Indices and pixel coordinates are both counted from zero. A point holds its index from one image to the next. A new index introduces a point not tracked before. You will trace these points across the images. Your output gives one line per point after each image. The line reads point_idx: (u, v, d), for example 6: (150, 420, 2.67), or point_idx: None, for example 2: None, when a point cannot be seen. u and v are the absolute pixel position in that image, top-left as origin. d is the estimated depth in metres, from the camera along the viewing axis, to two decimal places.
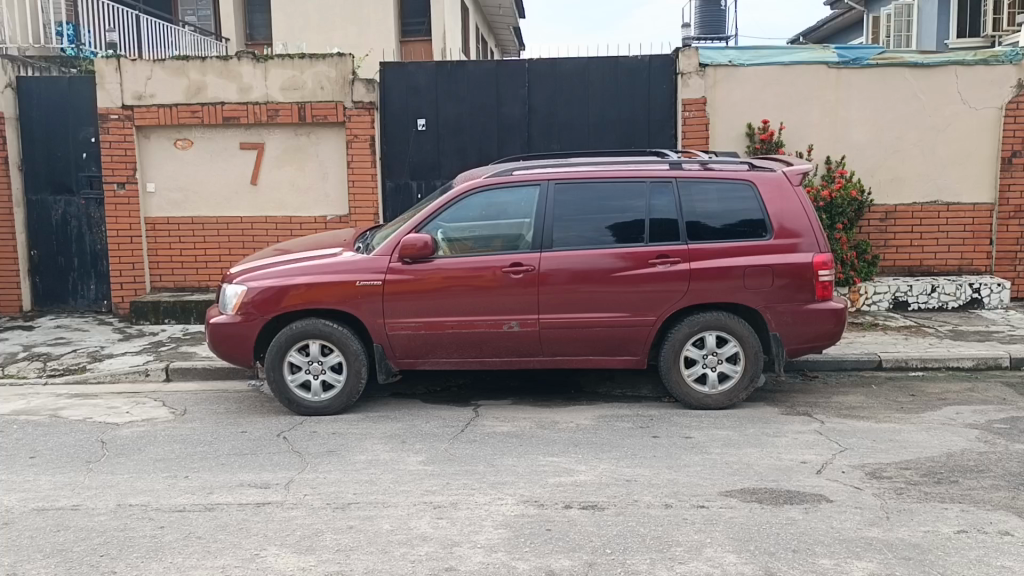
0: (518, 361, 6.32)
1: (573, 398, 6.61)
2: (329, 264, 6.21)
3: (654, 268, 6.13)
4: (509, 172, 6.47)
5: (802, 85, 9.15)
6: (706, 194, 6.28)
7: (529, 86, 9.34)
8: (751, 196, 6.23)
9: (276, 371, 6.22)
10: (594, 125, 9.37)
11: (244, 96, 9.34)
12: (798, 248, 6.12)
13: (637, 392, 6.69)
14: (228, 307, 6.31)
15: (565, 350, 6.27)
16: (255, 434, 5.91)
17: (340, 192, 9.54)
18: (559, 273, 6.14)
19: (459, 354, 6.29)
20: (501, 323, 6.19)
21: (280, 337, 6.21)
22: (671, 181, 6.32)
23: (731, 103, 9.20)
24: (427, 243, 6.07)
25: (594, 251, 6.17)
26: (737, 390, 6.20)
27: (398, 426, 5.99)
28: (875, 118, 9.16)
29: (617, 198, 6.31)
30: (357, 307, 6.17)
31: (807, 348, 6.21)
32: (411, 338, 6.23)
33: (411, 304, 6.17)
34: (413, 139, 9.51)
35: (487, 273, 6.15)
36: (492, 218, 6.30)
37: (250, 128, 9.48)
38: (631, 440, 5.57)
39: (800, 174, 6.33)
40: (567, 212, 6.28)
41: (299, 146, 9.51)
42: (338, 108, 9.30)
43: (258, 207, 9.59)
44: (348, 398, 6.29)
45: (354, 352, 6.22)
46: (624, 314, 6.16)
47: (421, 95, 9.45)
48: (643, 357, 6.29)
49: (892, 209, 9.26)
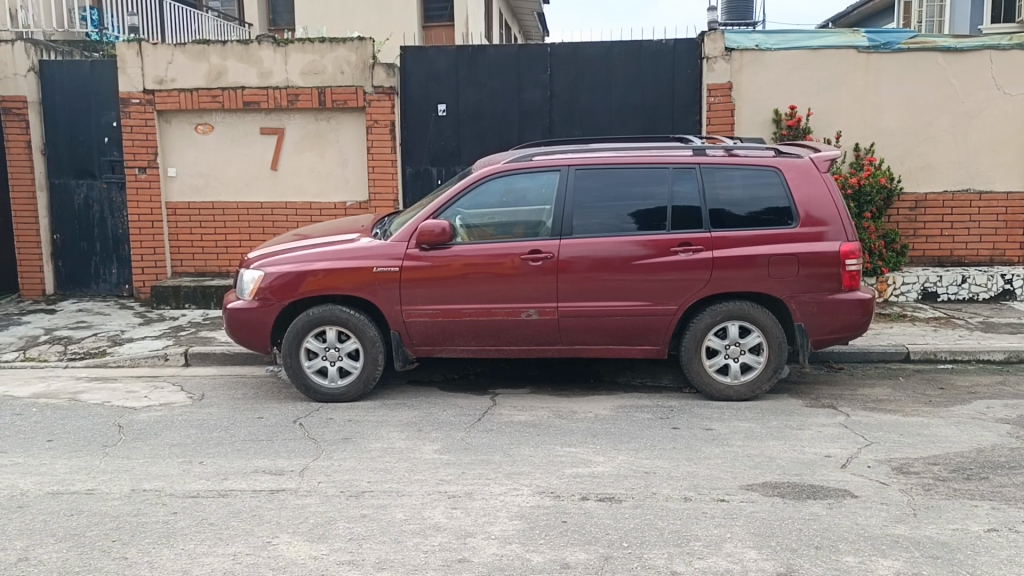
0: (537, 350, 6.23)
1: (592, 387, 6.52)
2: (346, 250, 6.16)
3: (675, 256, 6.01)
4: (529, 158, 6.37)
5: (831, 70, 8.94)
6: (730, 181, 6.14)
7: (551, 71, 9.21)
8: (776, 183, 6.08)
9: (293, 357, 6.19)
10: (617, 111, 9.23)
11: (265, 80, 9.29)
12: (824, 237, 5.97)
13: (658, 382, 6.58)
14: (245, 293, 6.27)
15: (584, 339, 6.17)
16: (271, 420, 5.88)
17: (360, 178, 9.49)
18: (579, 260, 6.04)
19: (476, 343, 6.22)
20: (520, 311, 6.11)
21: (297, 322, 6.17)
22: (694, 168, 6.18)
23: (758, 89, 9.02)
24: (444, 229, 5.99)
25: (614, 238, 6.06)
26: (760, 381, 6.07)
27: (415, 414, 5.93)
28: (906, 104, 8.93)
29: (639, 184, 6.18)
30: (374, 294, 6.11)
31: (833, 339, 6.07)
32: (428, 326, 6.16)
33: (428, 291, 6.10)
34: (434, 125, 9.42)
35: (506, 261, 6.06)
36: (511, 204, 6.21)
37: (270, 113, 9.43)
38: (650, 431, 5.47)
39: (827, 160, 6.16)
40: (588, 198, 6.17)
41: (319, 131, 9.45)
42: (359, 93, 9.23)
43: (278, 193, 9.56)
44: (365, 385, 6.24)
45: (371, 339, 6.17)
46: (645, 304, 6.05)
47: (442, 80, 9.35)
48: (663, 347, 6.17)
49: (922, 198, 9.04)
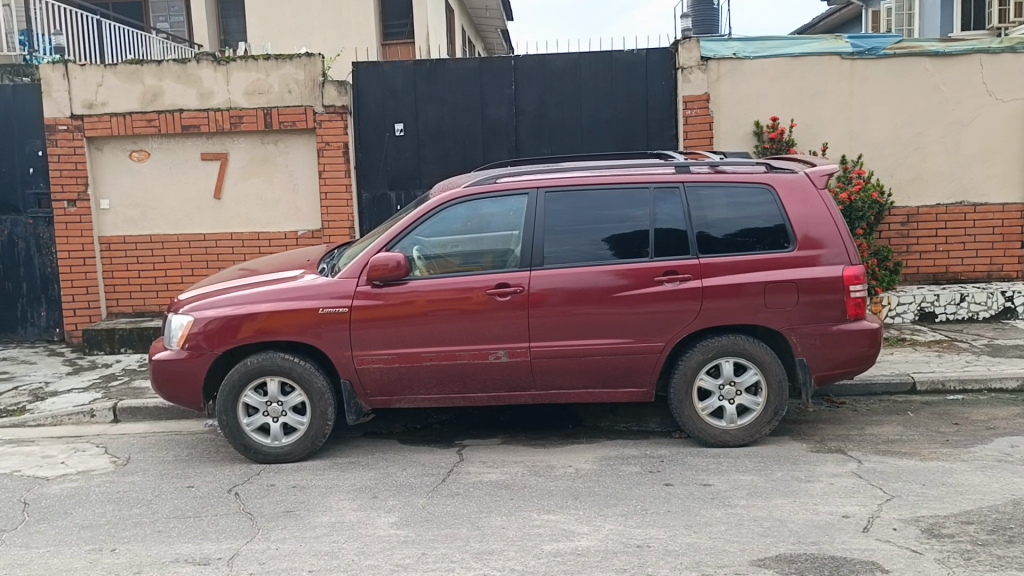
0: (508, 396, 5.51)
1: (571, 435, 5.81)
2: (288, 289, 5.41)
3: (660, 286, 5.33)
4: (493, 180, 5.68)
5: (813, 78, 8.38)
6: (718, 200, 5.49)
7: (516, 85, 8.57)
8: (769, 201, 5.44)
9: (230, 414, 5.41)
10: (587, 127, 8.60)
11: (205, 102, 8.54)
12: (825, 259, 5.34)
13: (644, 427, 5.89)
14: (173, 342, 5.49)
15: (561, 383, 5.47)
16: (202, 490, 5.09)
17: (312, 205, 8.74)
18: (552, 293, 5.34)
19: (439, 390, 5.49)
20: (487, 354, 5.39)
21: (233, 373, 5.40)
22: (677, 187, 5.52)
23: (738, 100, 8.43)
24: (399, 262, 5.28)
25: (589, 268, 5.38)
26: (759, 425, 5.40)
27: (370, 476, 5.17)
28: (893, 112, 8.40)
29: (616, 206, 5.52)
30: (321, 339, 5.36)
31: (838, 375, 5.42)
32: (384, 373, 5.42)
33: (383, 333, 5.37)
34: (391, 146, 8.72)
35: (471, 296, 5.35)
36: (475, 231, 5.51)
37: (211, 137, 8.67)
38: (639, 490, 4.76)
39: (825, 175, 5.53)
40: (560, 224, 5.49)
41: (267, 156, 8.70)
42: (308, 113, 8.51)
43: (223, 223, 8.78)
44: (313, 444, 5.48)
45: (319, 390, 5.41)
46: (627, 340, 5.37)
47: (399, 98, 8.67)
48: (650, 389, 5.49)
49: (914, 211, 8.49)
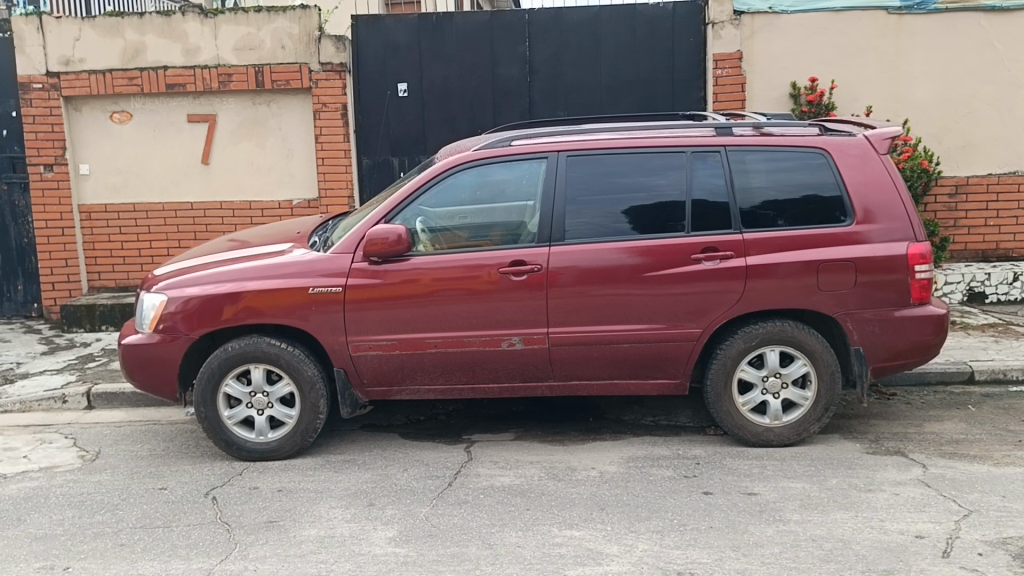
0: (522, 388, 4.89)
1: (592, 430, 5.20)
2: (273, 266, 4.77)
3: (697, 265, 4.67)
4: (507, 142, 5.00)
5: (856, 36, 7.64)
6: (765, 166, 4.80)
7: (530, 42, 7.85)
8: (823, 167, 4.76)
9: (209, 406, 4.81)
10: (607, 88, 7.90)
11: (191, 58, 7.85)
12: (886, 235, 4.66)
13: (674, 421, 5.27)
14: (145, 324, 4.87)
15: (582, 373, 4.84)
16: (175, 493, 4.48)
17: (309, 172, 8.08)
18: (573, 273, 4.69)
19: (445, 381, 4.87)
20: (499, 340, 4.75)
21: (213, 360, 4.78)
22: (718, 150, 4.81)
23: (772, 58, 7.71)
24: (400, 236, 4.63)
25: (615, 244, 4.71)
26: (807, 422, 4.76)
27: (366, 479, 4.56)
28: (943, 73, 7.66)
29: (648, 172, 4.82)
30: (311, 322, 4.73)
31: (897, 366, 4.77)
32: (382, 361, 4.79)
33: (381, 317, 4.73)
34: (393, 108, 8.02)
35: (482, 275, 4.70)
36: (486, 201, 4.84)
37: (198, 97, 7.98)
38: (675, 500, 4.13)
39: (888, 138, 4.82)
40: (583, 193, 4.81)
41: (258, 118, 8.03)
42: (303, 71, 7.82)
43: (211, 191, 8.13)
44: (303, 440, 4.86)
45: (310, 380, 4.79)
46: (658, 326, 4.72)
47: (402, 55, 7.95)
48: (684, 381, 4.86)
49: (963, 182, 7.78)
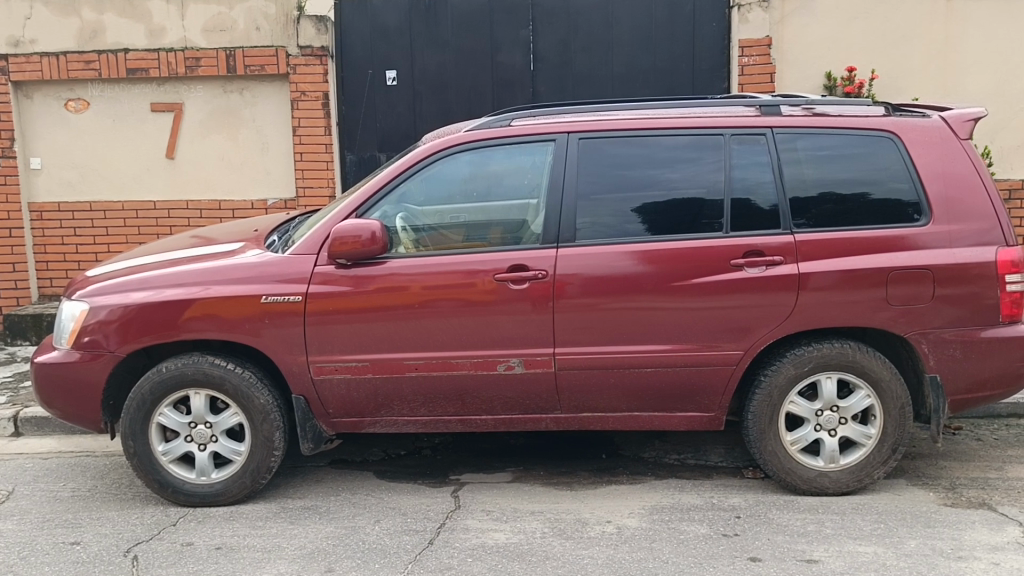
0: (522, 421, 4.02)
1: (606, 470, 4.33)
2: (220, 269, 3.91)
3: (738, 273, 3.81)
4: (508, 121, 4.15)
5: (900, 21, 6.82)
6: (822, 151, 3.93)
7: (533, 26, 7.03)
8: (891, 155, 3.90)
9: (139, 440, 3.95)
10: (620, 77, 7.07)
11: (155, 41, 7.03)
12: (971, 238, 3.80)
13: (704, 460, 4.40)
14: (63, 337, 4.00)
15: (596, 404, 3.98)
16: (89, 550, 3.60)
17: (286, 169, 7.24)
18: (585, 281, 3.82)
19: (428, 411, 4.00)
20: (494, 363, 3.89)
21: (143, 384, 3.91)
22: (763, 133, 3.96)
23: (805, 44, 6.90)
24: (375, 234, 3.77)
25: (637, 247, 3.85)
26: (869, 467, 3.89)
27: (327, 534, 3.67)
28: (997, 63, 6.82)
29: (678, 158, 3.96)
30: (264, 338, 3.87)
31: (980, 399, 3.91)
32: (351, 387, 3.93)
33: (349, 333, 3.87)
34: (381, 98, 7.19)
35: (474, 283, 3.84)
36: (480, 194, 3.99)
37: (163, 84, 7.15)
38: (714, 570, 3.24)
39: (970, 120, 3.96)
40: (599, 183, 3.96)
41: (230, 107, 7.18)
42: (279, 55, 6.98)
43: (177, 189, 7.28)
44: (253, 482, 3.99)
45: (262, 409, 3.91)
46: (688, 348, 3.86)
47: (390, 39, 7.10)
48: (719, 414, 3.98)
49: (1018, 185, 6.92)
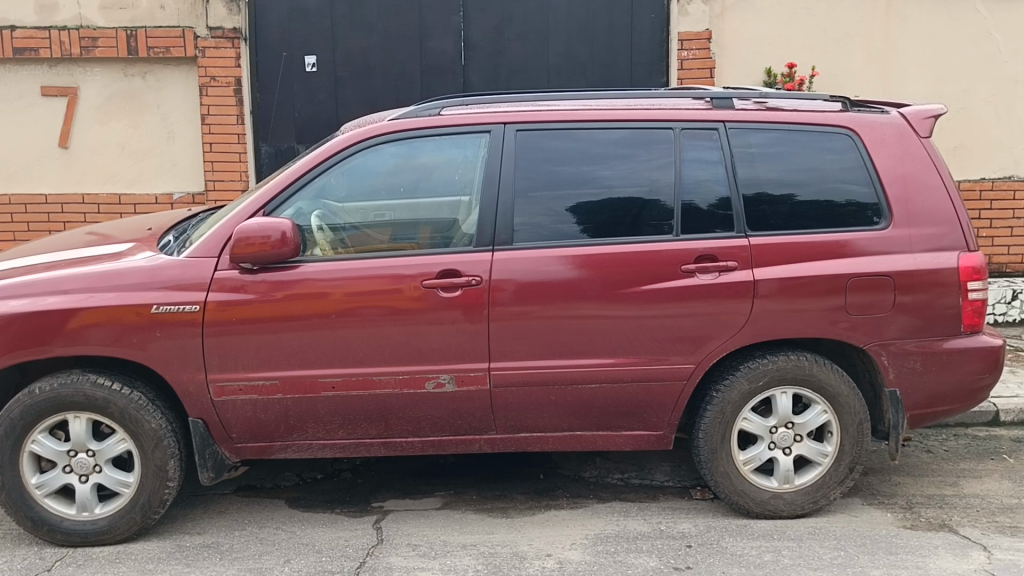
0: (454, 443, 3.62)
1: (545, 493, 3.97)
2: (104, 274, 3.39)
3: (688, 279, 3.49)
4: (437, 109, 3.73)
5: (840, 17, 6.66)
6: (778, 148, 3.64)
7: (464, 12, 6.62)
8: (849, 152, 3.64)
9: (8, 472, 3.41)
10: (555, 68, 6.74)
11: (46, 17, 6.36)
12: (932, 242, 3.57)
13: (649, 480, 4.09)
14: None
15: (534, 423, 3.61)
16: None
17: (195, 161, 6.66)
18: (523, 288, 3.45)
19: (347, 434, 3.57)
20: (421, 380, 3.48)
21: (12, 407, 3.38)
22: (716, 127, 3.64)
23: (744, 39, 6.68)
24: (286, 235, 3.32)
25: (580, 251, 3.50)
26: (826, 487, 3.63)
27: None
28: (935, 63, 6.72)
29: (625, 153, 3.62)
30: (156, 353, 3.38)
31: (939, 413, 3.68)
32: (258, 408, 3.46)
33: (256, 347, 3.41)
34: (301, 86, 6.68)
35: (398, 289, 3.42)
36: (406, 190, 3.58)
37: (55, 65, 6.48)
38: None
39: (930, 117, 3.72)
40: (538, 180, 3.58)
41: (131, 93, 6.55)
42: (186, 37, 6.42)
43: (72, 181, 6.62)
44: (144, 518, 3.50)
45: (153, 434, 3.42)
46: (634, 361, 3.53)
47: (309, 22, 6.59)
48: (667, 432, 3.66)
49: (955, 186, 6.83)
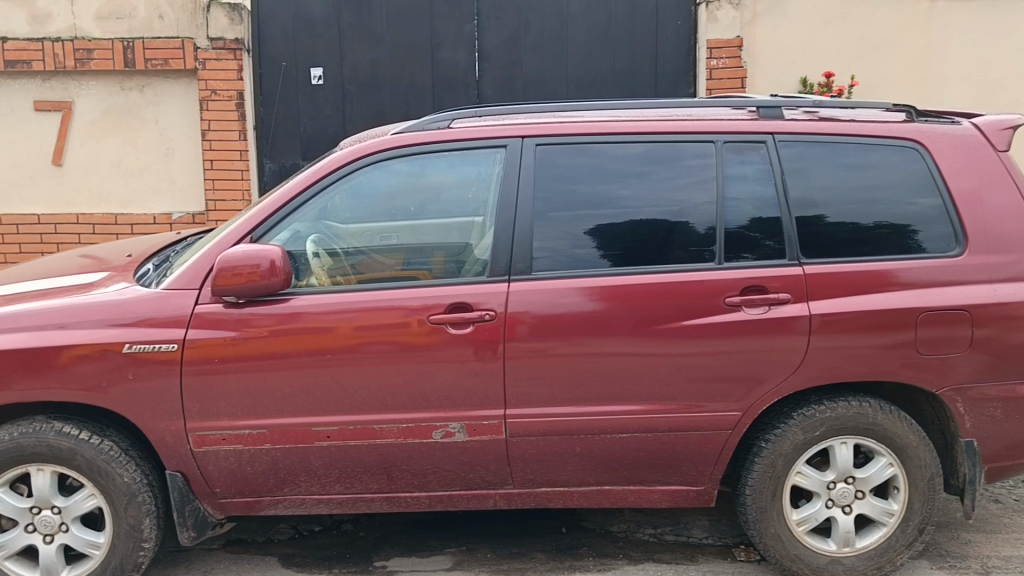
0: (465, 498, 3.20)
1: (568, 551, 3.53)
2: (71, 309, 3.00)
3: (734, 313, 3.06)
4: (446, 122, 3.33)
5: (882, 22, 6.22)
6: (833, 163, 3.21)
7: (479, 20, 6.25)
8: (915, 168, 3.21)
9: None
10: (574, 80, 6.35)
11: (38, 29, 6.03)
12: (1013, 271, 3.11)
13: (684, 536, 3.65)
14: None
15: (556, 477, 3.18)
16: None
17: (194, 179, 6.32)
18: (543, 324, 3.02)
19: (344, 488, 3.16)
20: (427, 429, 3.07)
21: None
22: (764, 140, 3.21)
23: (777, 47, 6.26)
24: (276, 264, 2.92)
25: (609, 282, 3.07)
26: (891, 551, 3.17)
27: None
28: (982, 72, 6.27)
29: (658, 169, 3.20)
30: (128, 399, 2.98)
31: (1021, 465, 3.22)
32: (245, 460, 3.06)
33: (242, 392, 3.00)
34: (306, 101, 6.34)
35: (402, 325, 3.01)
36: (412, 212, 3.18)
37: (49, 79, 6.15)
38: None
39: (1007, 128, 3.29)
40: (559, 200, 3.17)
41: (128, 107, 6.22)
42: (186, 48, 6.07)
43: (65, 201, 6.29)
44: None
45: (125, 490, 3.02)
46: (671, 407, 3.10)
47: (316, 32, 6.24)
48: (707, 487, 3.22)
49: None
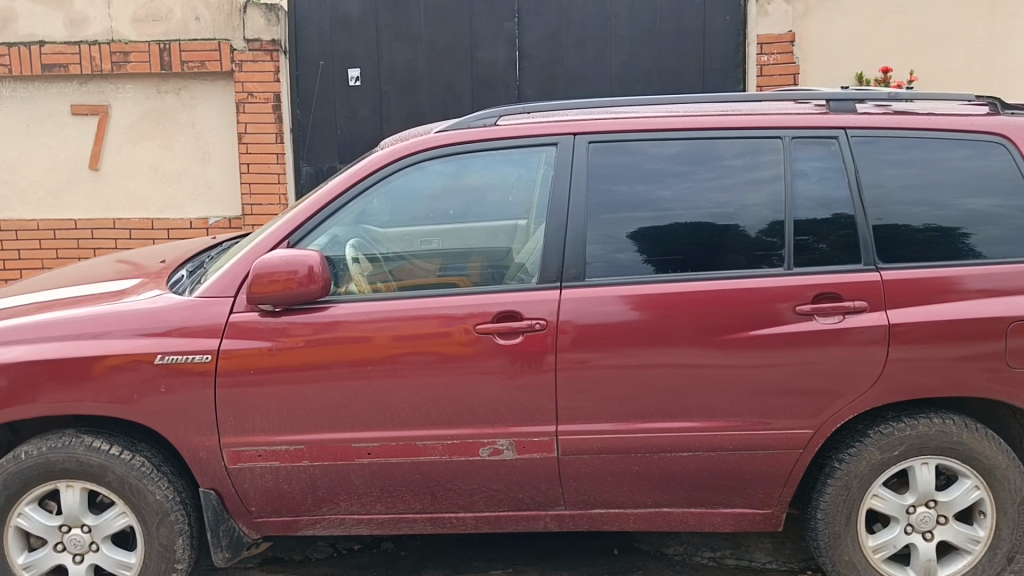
0: (513, 519, 3.00)
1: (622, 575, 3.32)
2: (102, 318, 2.86)
3: (804, 322, 2.83)
4: (492, 119, 3.14)
5: (942, 14, 5.91)
6: (910, 160, 2.96)
7: (519, 17, 6.07)
8: (1000, 164, 2.95)
9: None
10: (617, 78, 6.14)
11: (75, 32, 5.97)
12: None
13: (746, 561, 3.42)
14: None
15: (611, 497, 2.97)
16: None
17: (231, 183, 6.21)
18: (597, 334, 2.82)
19: (386, 508, 2.98)
20: (474, 446, 2.88)
21: None
22: (836, 134, 2.97)
23: (830, 42, 6.02)
24: (314, 270, 2.75)
25: (668, 289, 2.85)
26: None
27: None
28: None
29: (720, 167, 2.98)
30: (160, 412, 2.83)
31: None
32: (282, 477, 2.90)
33: (278, 405, 2.84)
34: (343, 103, 6.21)
35: (446, 334, 2.82)
36: (455, 215, 3.03)
37: (85, 83, 6.08)
38: None
39: None
40: (614, 201, 2.96)
41: (165, 110, 6.14)
42: (222, 50, 5.97)
43: (102, 206, 6.23)
44: None
45: (156, 508, 2.87)
46: (736, 424, 2.88)
47: (353, 32, 6.11)
48: (774, 509, 2.99)
49: None
